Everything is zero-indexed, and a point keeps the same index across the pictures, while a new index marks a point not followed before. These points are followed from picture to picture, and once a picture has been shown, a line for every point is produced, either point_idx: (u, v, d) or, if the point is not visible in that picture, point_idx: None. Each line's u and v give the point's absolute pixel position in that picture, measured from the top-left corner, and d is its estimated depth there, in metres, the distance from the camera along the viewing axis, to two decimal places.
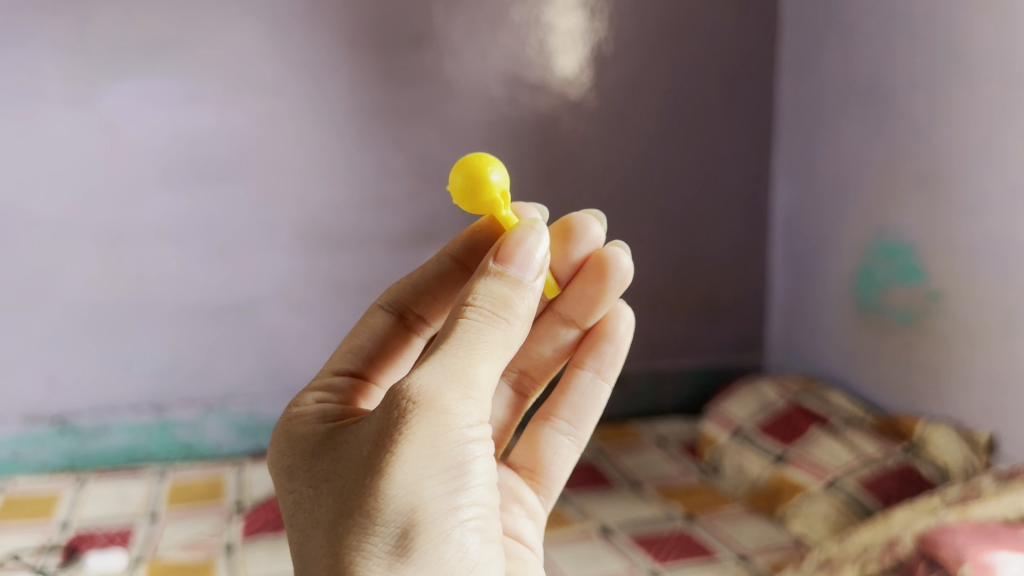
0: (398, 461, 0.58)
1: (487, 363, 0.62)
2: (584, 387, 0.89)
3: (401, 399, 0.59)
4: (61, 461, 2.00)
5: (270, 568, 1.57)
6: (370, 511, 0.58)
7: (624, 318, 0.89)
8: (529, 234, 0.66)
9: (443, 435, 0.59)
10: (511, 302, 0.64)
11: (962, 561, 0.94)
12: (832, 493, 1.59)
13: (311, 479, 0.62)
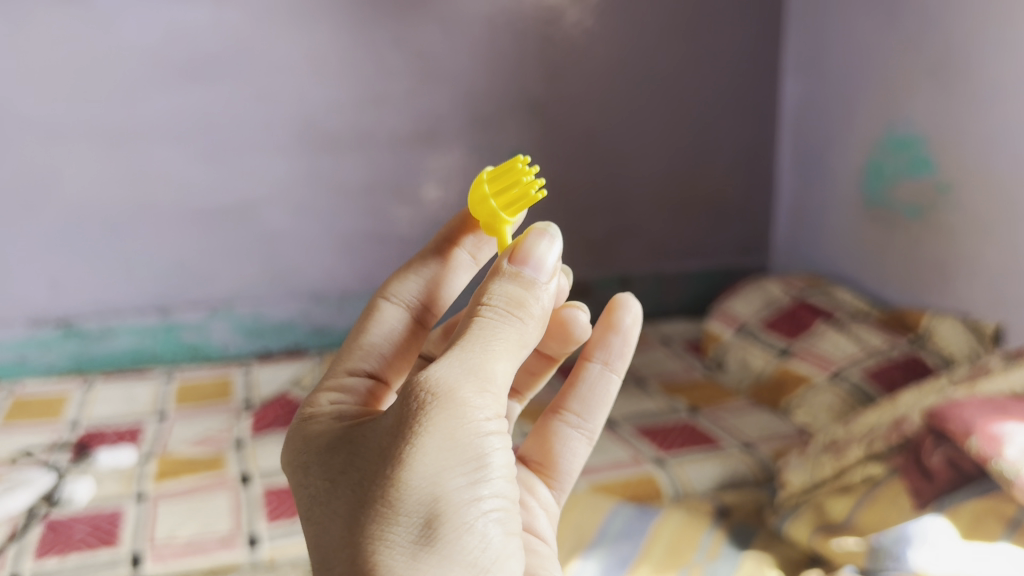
0: (419, 451, 0.49)
1: (497, 366, 0.51)
2: (592, 380, 0.73)
3: (417, 391, 0.49)
4: (67, 363, 2.02)
5: (280, 461, 1.60)
6: (390, 501, 0.49)
7: (632, 308, 0.71)
8: (541, 239, 0.55)
9: (462, 426, 0.49)
10: (525, 305, 0.53)
11: (971, 433, 0.94)
12: (837, 384, 1.59)
13: (321, 473, 0.52)
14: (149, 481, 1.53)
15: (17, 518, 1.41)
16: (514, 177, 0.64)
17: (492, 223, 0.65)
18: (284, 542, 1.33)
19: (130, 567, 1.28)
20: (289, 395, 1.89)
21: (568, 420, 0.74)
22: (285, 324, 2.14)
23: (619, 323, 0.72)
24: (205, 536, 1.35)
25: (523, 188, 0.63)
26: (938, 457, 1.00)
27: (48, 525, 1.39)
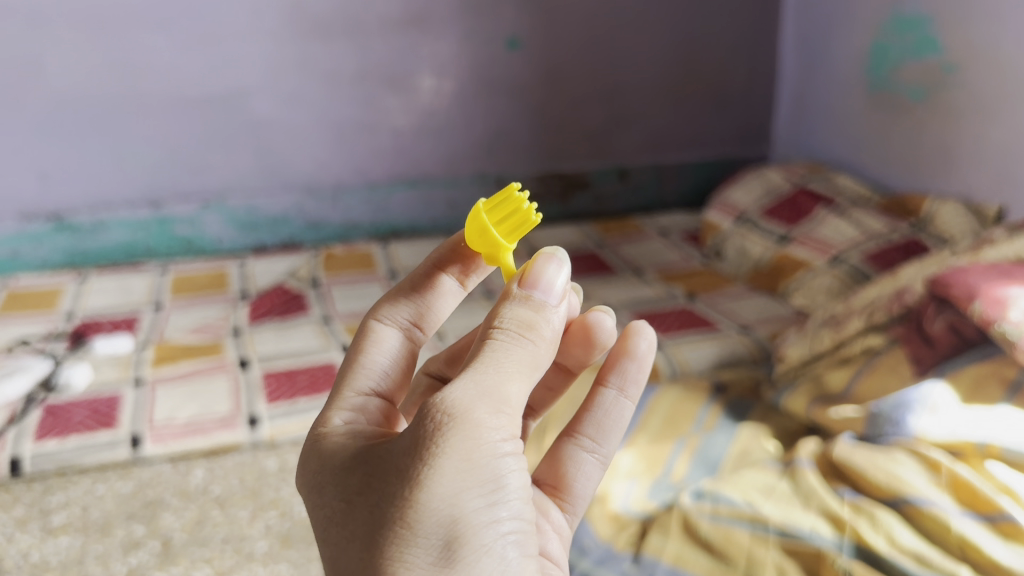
0: (437, 474, 0.44)
1: (510, 389, 0.47)
2: (604, 408, 0.62)
3: (432, 412, 0.45)
4: (60, 258, 2.00)
5: (279, 346, 1.60)
6: (408, 522, 0.44)
7: (646, 331, 0.62)
8: (549, 263, 0.51)
9: (479, 447, 0.45)
10: (535, 329, 0.50)
11: (974, 298, 0.93)
12: (836, 268, 1.58)
13: (337, 494, 0.48)
14: (147, 367, 1.53)
15: (16, 404, 1.41)
16: (512, 204, 0.58)
17: (492, 253, 0.59)
18: (284, 422, 1.34)
19: (130, 449, 1.29)
20: (285, 286, 1.87)
21: (582, 444, 0.62)
22: (279, 218, 2.12)
23: (634, 350, 0.62)
24: (205, 417, 1.36)
25: (523, 215, 0.58)
26: (940, 323, 0.99)
27: (46, 409, 1.39)
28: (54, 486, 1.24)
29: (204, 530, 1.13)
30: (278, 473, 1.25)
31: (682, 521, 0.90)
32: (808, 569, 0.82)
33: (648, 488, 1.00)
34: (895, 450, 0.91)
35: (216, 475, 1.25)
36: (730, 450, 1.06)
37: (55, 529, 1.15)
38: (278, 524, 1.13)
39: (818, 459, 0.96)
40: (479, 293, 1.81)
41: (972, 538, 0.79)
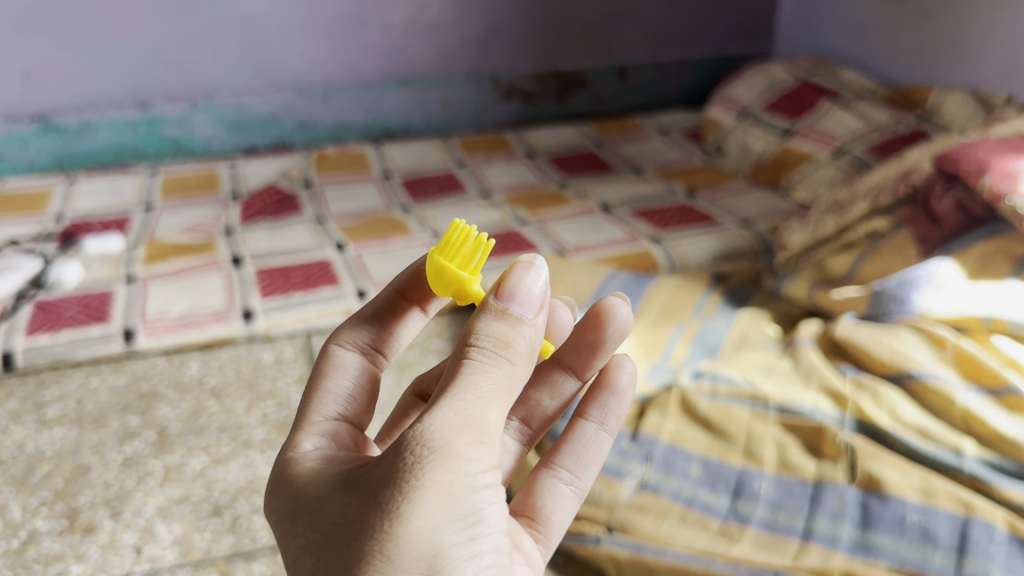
0: (416, 508, 0.41)
1: (486, 418, 0.43)
2: (583, 441, 0.57)
3: (410, 442, 0.41)
4: (48, 161, 1.96)
5: (273, 244, 1.58)
6: (388, 556, 0.41)
7: (629, 363, 0.59)
8: (522, 270, 0.46)
9: (459, 479, 0.42)
10: (512, 346, 0.44)
11: (984, 174, 0.91)
12: (840, 159, 1.55)
13: (307, 524, 0.44)
14: (138, 265, 1.51)
15: (6, 301, 1.39)
16: (461, 234, 0.53)
17: (459, 291, 0.52)
18: (279, 316, 1.33)
19: (123, 342, 1.27)
20: (277, 186, 1.84)
21: (559, 476, 0.56)
22: (269, 118, 2.08)
23: (618, 378, 0.59)
24: (199, 310, 1.34)
25: (477, 243, 0.53)
26: (949, 200, 0.97)
27: (37, 305, 1.37)
28: (47, 380, 1.23)
29: (200, 419, 1.12)
30: (275, 365, 1.24)
31: (681, 400, 0.90)
32: (809, 443, 0.83)
33: (647, 371, 0.99)
34: (899, 328, 0.90)
35: (211, 367, 1.24)
36: (729, 335, 1.04)
37: (50, 421, 1.14)
38: (275, 412, 1.13)
39: (820, 338, 0.95)
40: (476, 193, 1.78)
41: (976, 410, 0.78)
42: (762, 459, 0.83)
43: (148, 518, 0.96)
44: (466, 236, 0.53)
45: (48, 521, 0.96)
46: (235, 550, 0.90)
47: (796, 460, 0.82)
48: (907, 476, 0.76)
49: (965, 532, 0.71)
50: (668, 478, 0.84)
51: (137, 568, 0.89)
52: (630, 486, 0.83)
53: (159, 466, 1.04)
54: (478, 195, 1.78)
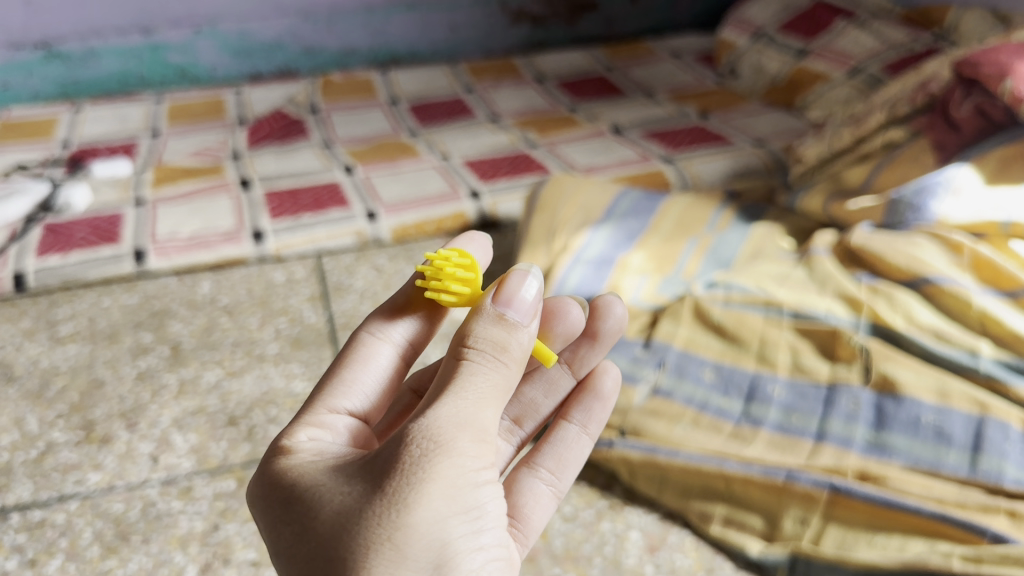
0: (424, 499, 0.42)
1: (483, 417, 0.45)
2: (566, 440, 0.65)
3: (415, 437, 0.43)
4: (53, 90, 1.94)
5: (281, 167, 1.57)
6: (396, 545, 0.41)
7: (612, 371, 0.67)
8: (522, 276, 0.49)
9: (463, 473, 0.43)
10: (507, 350, 0.47)
11: (1005, 78, 0.89)
12: (855, 78, 1.53)
13: (296, 516, 0.44)
14: (147, 188, 1.50)
15: (15, 223, 1.38)
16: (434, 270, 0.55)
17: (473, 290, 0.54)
18: (290, 238, 1.32)
19: (134, 263, 1.28)
20: (283, 111, 1.82)
21: (539, 474, 0.62)
22: (273, 44, 2.05)
23: (601, 384, 0.66)
24: (209, 232, 1.34)
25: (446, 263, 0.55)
26: (968, 106, 0.95)
27: (47, 227, 1.37)
28: (59, 299, 1.23)
29: (213, 335, 1.13)
30: (286, 284, 1.24)
31: (694, 308, 0.90)
32: (823, 347, 0.83)
33: (660, 283, 0.99)
34: (915, 235, 0.89)
35: (223, 286, 1.24)
36: (742, 249, 1.03)
37: (64, 339, 1.14)
38: (289, 328, 1.13)
39: (835, 247, 0.95)
40: (485, 118, 1.77)
41: (993, 311, 0.78)
42: (776, 364, 0.83)
43: (164, 428, 0.96)
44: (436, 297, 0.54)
45: (65, 433, 0.97)
46: (253, 458, 0.91)
47: (809, 364, 0.82)
48: (923, 377, 0.76)
49: (980, 430, 0.71)
50: (681, 383, 0.84)
51: (155, 476, 0.89)
52: (643, 391, 0.84)
53: (174, 380, 1.04)
54: (486, 120, 1.76)
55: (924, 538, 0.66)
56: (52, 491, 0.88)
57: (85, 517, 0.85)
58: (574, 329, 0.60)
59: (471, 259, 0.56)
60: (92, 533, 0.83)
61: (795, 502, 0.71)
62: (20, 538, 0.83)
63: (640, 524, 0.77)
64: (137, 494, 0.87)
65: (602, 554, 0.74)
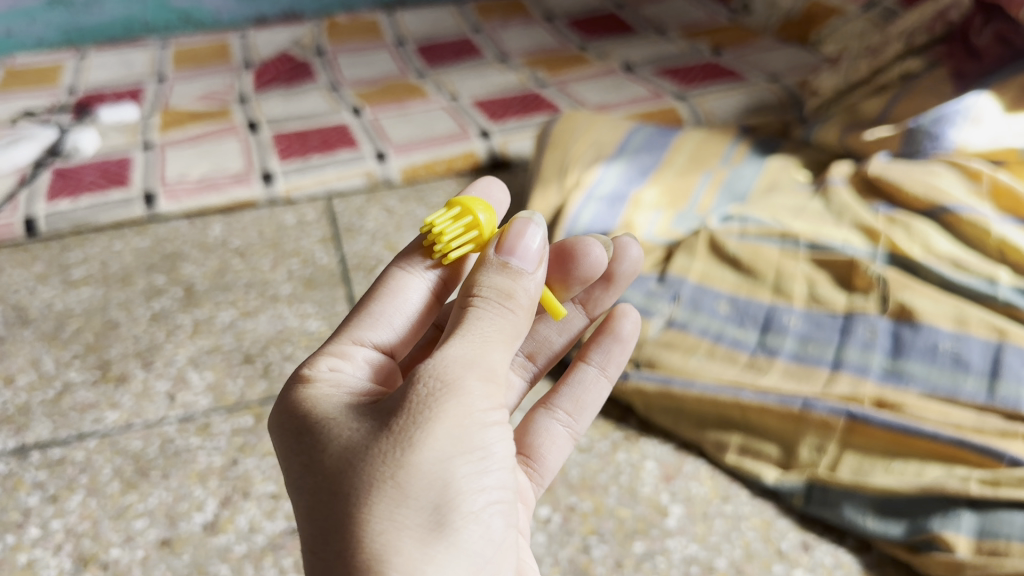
0: (427, 438, 0.42)
1: (491, 358, 0.45)
2: (583, 382, 0.66)
3: (424, 377, 0.43)
4: (57, 37, 1.93)
5: (289, 110, 1.55)
6: (398, 483, 0.41)
7: (632, 315, 0.65)
8: (530, 226, 0.49)
9: (469, 414, 0.43)
10: (514, 298, 0.47)
11: None
12: (870, 11, 1.50)
13: (307, 446, 0.44)
14: (154, 132, 1.49)
15: (24, 169, 1.38)
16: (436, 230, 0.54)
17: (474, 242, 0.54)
18: (299, 179, 1.31)
19: (144, 206, 1.27)
20: (290, 54, 1.80)
21: (556, 416, 0.64)
22: None
23: (621, 327, 0.65)
24: (218, 174, 1.33)
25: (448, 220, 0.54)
26: (989, 34, 0.94)
27: (56, 172, 1.36)
28: (71, 244, 1.22)
29: (226, 277, 1.13)
30: (297, 226, 1.23)
31: (709, 241, 0.89)
32: (840, 277, 0.82)
33: (673, 218, 0.98)
34: (933, 164, 0.88)
35: (234, 229, 1.24)
36: (757, 183, 1.02)
37: (77, 282, 1.14)
38: (301, 270, 1.13)
39: (852, 177, 0.94)
40: (494, 58, 1.74)
41: (1012, 240, 0.77)
42: (792, 295, 0.82)
43: (180, 367, 0.97)
44: (446, 257, 0.54)
45: (82, 373, 0.97)
46: (269, 395, 0.91)
47: (826, 294, 0.81)
48: (940, 306, 0.76)
49: (998, 357, 0.71)
50: (696, 316, 0.83)
51: (172, 414, 0.90)
52: (657, 324, 0.83)
53: (188, 321, 1.05)
54: (496, 60, 1.74)
55: (941, 463, 0.67)
56: (71, 429, 0.89)
57: (104, 454, 0.85)
58: (596, 268, 0.58)
59: (480, 218, 0.54)
60: (111, 470, 0.83)
61: (811, 431, 0.71)
62: (41, 476, 0.83)
63: (655, 454, 0.79)
64: (155, 431, 0.88)
65: (618, 483, 0.76)
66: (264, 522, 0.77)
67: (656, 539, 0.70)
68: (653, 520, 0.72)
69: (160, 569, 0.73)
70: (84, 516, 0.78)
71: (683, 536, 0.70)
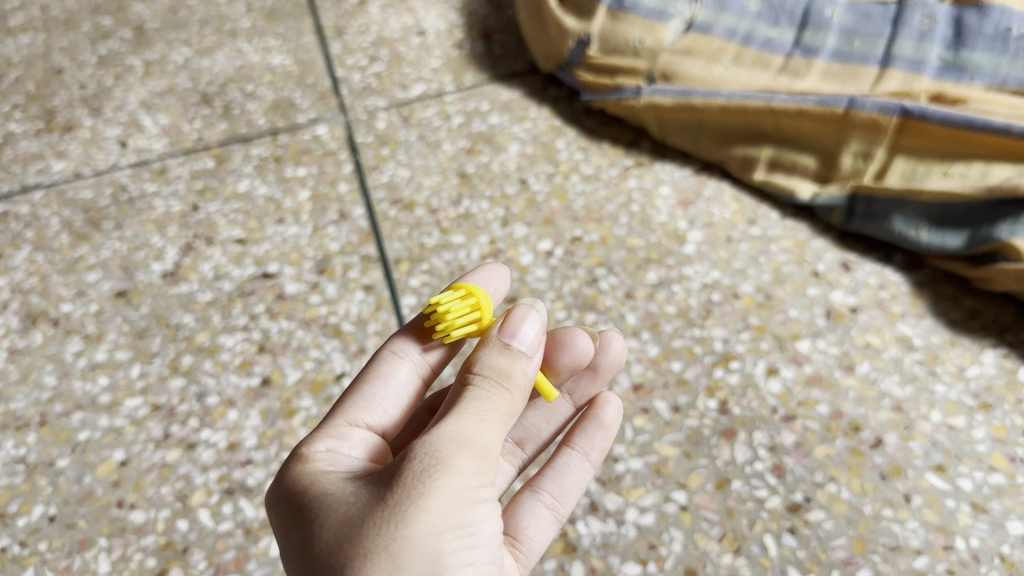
0: (416, 514, 0.31)
1: (488, 437, 0.34)
2: (562, 464, 0.46)
3: (418, 451, 0.32)
4: None
5: None
6: (381, 566, 0.30)
7: (615, 402, 0.47)
8: (532, 313, 0.38)
9: (467, 490, 0.32)
10: (512, 378, 0.36)
11: None
12: None
13: (298, 526, 0.34)
14: None
15: None
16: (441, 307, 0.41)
17: (476, 325, 0.41)
18: None
19: None
20: None
21: (542, 498, 0.45)
22: None
23: (602, 412, 0.47)
24: None
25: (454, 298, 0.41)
26: None
27: None
28: None
29: (178, 15, 0.99)
30: None
31: None
32: None
33: None
34: None
35: None
36: None
37: (15, 30, 1.01)
38: (262, 2, 0.99)
39: None
40: None
41: None
42: None
43: (132, 111, 0.85)
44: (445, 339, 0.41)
45: (23, 123, 0.86)
46: (231, 135, 0.80)
47: None
48: None
49: None
50: (721, 15, 0.70)
51: (124, 161, 0.79)
52: (675, 30, 0.70)
53: (139, 63, 0.92)
54: None
55: (1009, 163, 0.56)
56: (13, 183, 0.79)
57: (52, 207, 0.75)
58: (579, 358, 0.43)
59: (486, 299, 0.41)
60: (59, 223, 0.74)
61: (856, 135, 0.60)
62: None
63: (671, 180, 0.68)
64: (106, 180, 0.77)
65: (629, 212, 0.66)
66: (230, 269, 0.66)
67: (673, 268, 0.61)
68: (670, 248, 0.63)
69: (116, 322, 0.64)
70: (31, 273, 0.69)
71: (704, 263, 0.62)
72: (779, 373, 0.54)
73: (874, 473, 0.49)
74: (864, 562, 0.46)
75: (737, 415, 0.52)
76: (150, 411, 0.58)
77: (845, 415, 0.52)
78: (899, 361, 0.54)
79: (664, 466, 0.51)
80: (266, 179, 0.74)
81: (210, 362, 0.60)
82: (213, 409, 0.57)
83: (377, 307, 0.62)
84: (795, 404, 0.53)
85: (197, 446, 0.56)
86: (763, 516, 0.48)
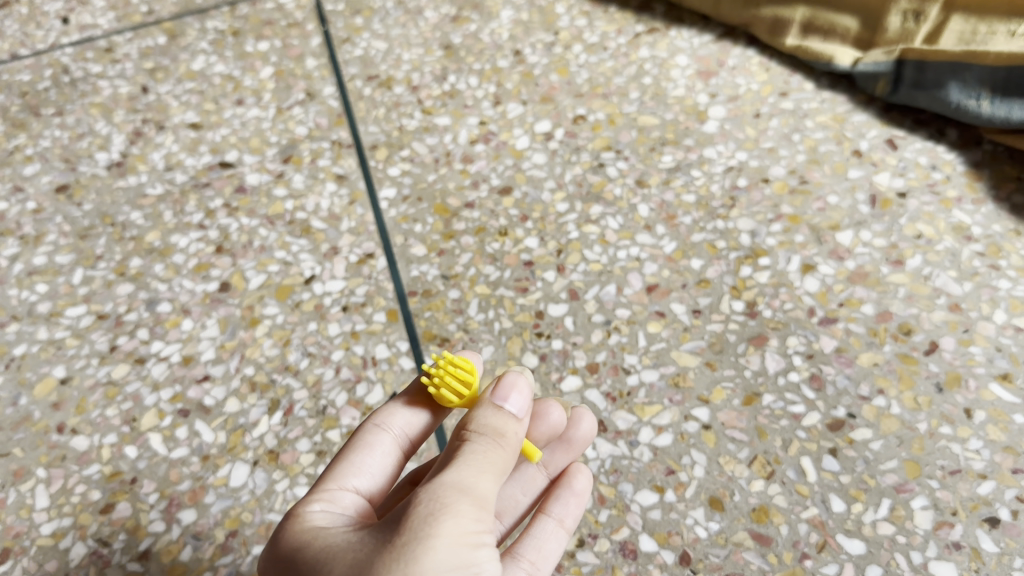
0: (422, 555, 0.26)
1: (488, 488, 0.28)
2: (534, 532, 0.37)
3: (419, 497, 0.27)
4: None
5: None
6: None
7: (585, 473, 0.39)
8: (521, 377, 0.32)
9: (476, 533, 0.27)
10: (508, 434, 0.31)
11: None
12: None
13: None
14: None
15: None
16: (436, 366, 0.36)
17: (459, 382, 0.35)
18: None
19: None
20: None
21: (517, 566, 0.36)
22: None
23: (571, 479, 0.38)
24: None
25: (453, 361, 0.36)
26: None
27: None
28: None
29: None
30: None
31: None
32: None
33: None
34: None
35: None
36: None
37: None
38: None
39: None
40: None
41: None
42: None
43: None
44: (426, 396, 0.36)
45: None
46: (185, 7, 0.70)
47: None
48: None
49: None
50: None
51: (66, 40, 0.69)
52: None
53: None
54: None
55: None
56: None
57: None
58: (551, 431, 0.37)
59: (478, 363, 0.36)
60: None
61: None
62: None
63: (689, 47, 0.60)
64: (45, 59, 0.68)
65: (640, 86, 0.58)
66: (183, 157, 0.58)
67: (692, 150, 0.54)
68: (688, 126, 0.55)
69: (56, 222, 0.56)
70: None
71: (728, 143, 0.54)
72: (816, 269, 0.47)
73: (929, 384, 0.42)
74: (919, 488, 0.39)
75: (767, 318, 0.45)
76: (95, 322, 0.51)
77: (894, 316, 0.45)
78: (955, 254, 0.47)
79: (683, 379, 0.44)
80: (225, 55, 0.65)
81: (161, 265, 0.53)
82: (165, 318, 0.50)
83: (352, 200, 0.54)
84: (835, 306, 0.45)
85: (147, 361, 0.48)
86: (801, 436, 0.41)
